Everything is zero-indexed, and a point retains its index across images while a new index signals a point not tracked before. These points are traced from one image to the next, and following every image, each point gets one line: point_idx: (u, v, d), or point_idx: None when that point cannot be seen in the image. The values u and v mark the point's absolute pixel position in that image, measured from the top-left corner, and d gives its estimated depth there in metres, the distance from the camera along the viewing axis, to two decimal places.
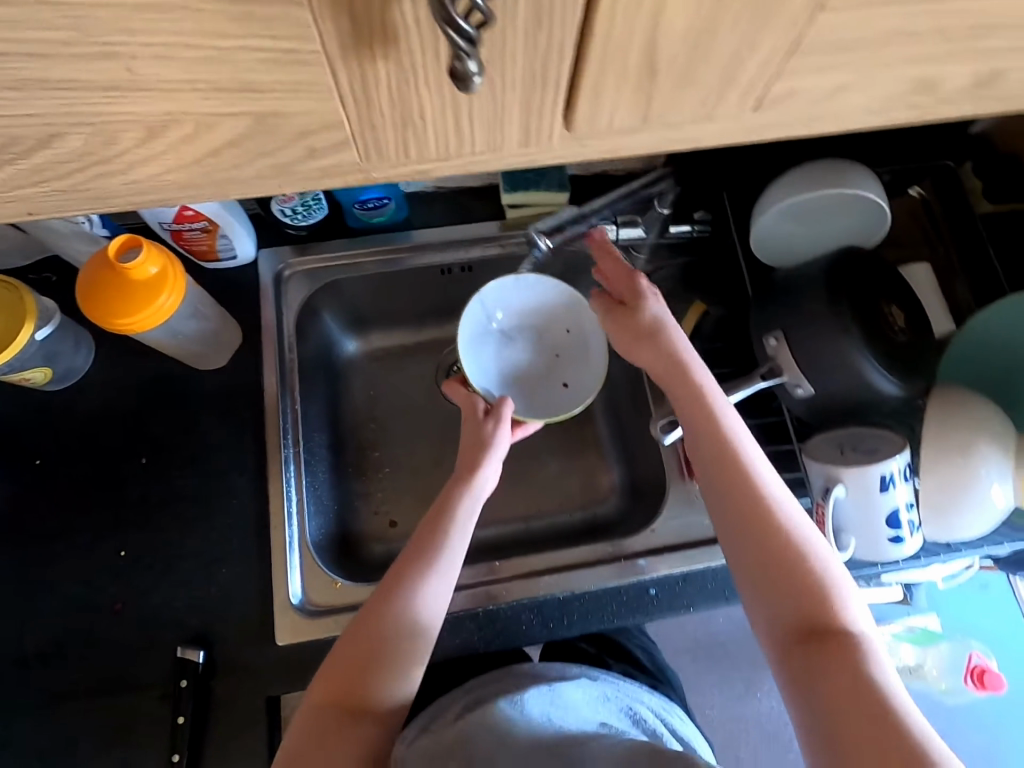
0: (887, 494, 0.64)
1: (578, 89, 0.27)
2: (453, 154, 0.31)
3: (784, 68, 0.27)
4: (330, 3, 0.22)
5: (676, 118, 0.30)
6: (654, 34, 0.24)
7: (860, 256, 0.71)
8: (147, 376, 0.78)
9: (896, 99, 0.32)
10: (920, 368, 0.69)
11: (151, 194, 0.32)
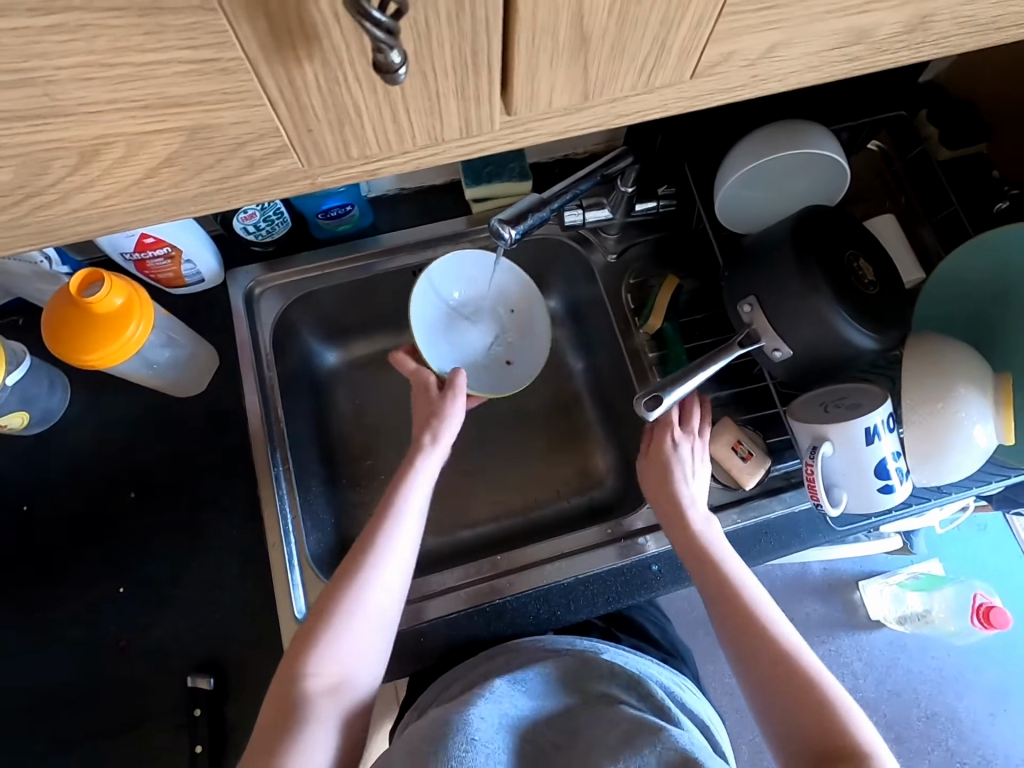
0: (874, 446, 0.65)
1: (512, 71, 0.27)
2: (397, 151, 0.31)
3: (716, 32, 0.28)
4: (245, 7, 0.22)
5: (616, 90, 0.30)
6: (578, 8, 0.24)
7: (825, 213, 0.72)
8: (126, 409, 0.77)
9: (833, 53, 0.32)
10: (893, 318, 0.69)
11: (94, 221, 0.31)
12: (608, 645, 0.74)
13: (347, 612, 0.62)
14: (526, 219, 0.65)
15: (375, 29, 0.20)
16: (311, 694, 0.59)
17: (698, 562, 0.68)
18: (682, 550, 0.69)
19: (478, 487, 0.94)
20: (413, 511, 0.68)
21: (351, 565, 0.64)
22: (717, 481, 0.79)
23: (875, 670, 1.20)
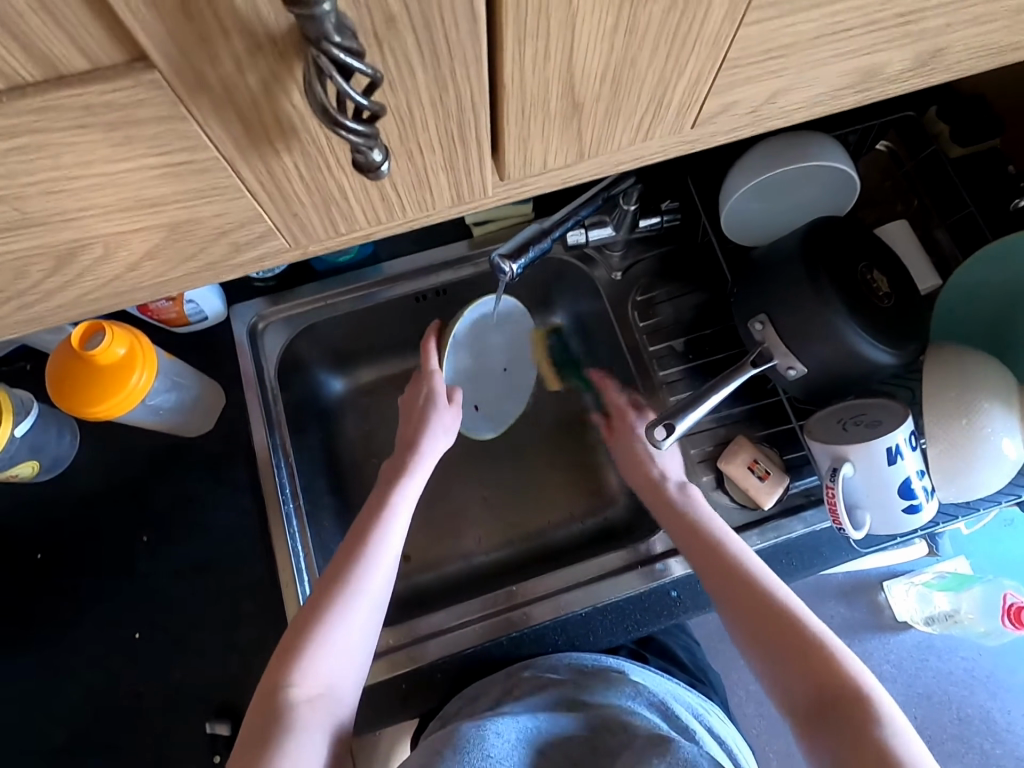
0: (895, 466, 0.63)
1: (503, 139, 0.27)
2: (385, 219, 0.33)
3: (716, 82, 0.27)
4: (216, 110, 0.24)
5: (608, 149, 0.30)
6: (562, 83, 0.24)
7: (836, 224, 0.69)
8: (135, 452, 0.77)
9: (843, 88, 0.31)
10: (911, 331, 0.67)
11: (82, 305, 0.33)
12: (633, 664, 0.75)
13: (331, 620, 0.61)
14: (527, 250, 0.63)
15: (355, 135, 0.21)
16: (294, 702, 0.58)
17: (691, 539, 0.71)
18: (704, 569, 0.68)
19: (491, 510, 0.93)
20: (400, 521, 0.68)
21: (335, 575, 0.64)
22: (732, 499, 0.77)
23: (903, 673, 1.18)
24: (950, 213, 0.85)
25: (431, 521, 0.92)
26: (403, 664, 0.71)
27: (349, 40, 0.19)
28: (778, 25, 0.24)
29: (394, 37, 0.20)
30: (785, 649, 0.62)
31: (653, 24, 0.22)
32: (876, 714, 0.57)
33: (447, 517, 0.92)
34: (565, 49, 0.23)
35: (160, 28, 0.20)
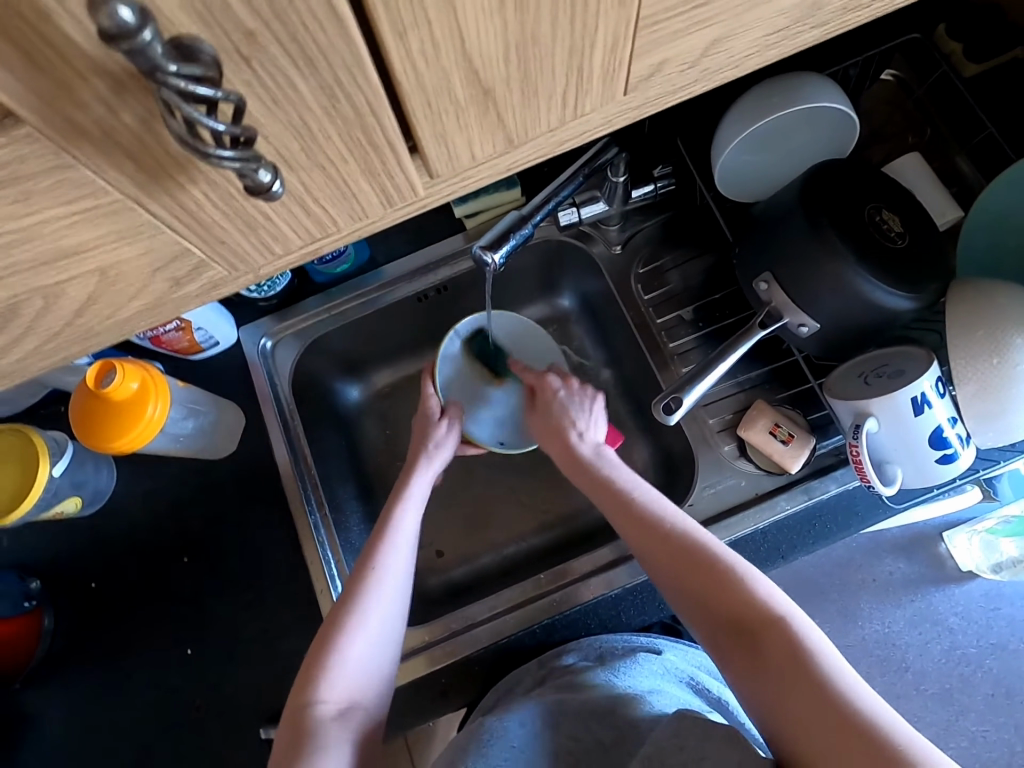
0: (924, 416, 0.60)
1: (421, 134, 0.30)
2: (322, 234, 0.35)
3: (638, 48, 0.29)
4: (109, 157, 0.25)
5: (534, 129, 0.32)
6: (462, 69, 0.27)
7: (838, 167, 0.65)
8: (168, 478, 0.80)
9: (787, 28, 0.31)
10: (929, 271, 0.63)
11: (52, 349, 0.35)
12: (665, 639, 0.74)
13: (350, 634, 0.63)
14: (508, 239, 0.62)
15: (234, 158, 0.23)
16: (324, 713, 0.59)
17: (613, 499, 0.68)
18: (624, 530, 0.66)
19: (518, 500, 0.93)
20: (409, 527, 0.70)
21: (352, 586, 0.66)
22: (757, 467, 0.74)
23: (973, 623, 1.13)
24: (970, 137, 0.79)
25: (461, 516, 0.93)
26: (440, 659, 0.72)
27: (211, 66, 0.22)
28: None
29: (271, 57, 0.23)
30: (706, 591, 0.59)
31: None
32: (799, 640, 0.53)
33: (476, 511, 0.93)
34: (451, 35, 0.25)
35: (18, 82, 0.21)
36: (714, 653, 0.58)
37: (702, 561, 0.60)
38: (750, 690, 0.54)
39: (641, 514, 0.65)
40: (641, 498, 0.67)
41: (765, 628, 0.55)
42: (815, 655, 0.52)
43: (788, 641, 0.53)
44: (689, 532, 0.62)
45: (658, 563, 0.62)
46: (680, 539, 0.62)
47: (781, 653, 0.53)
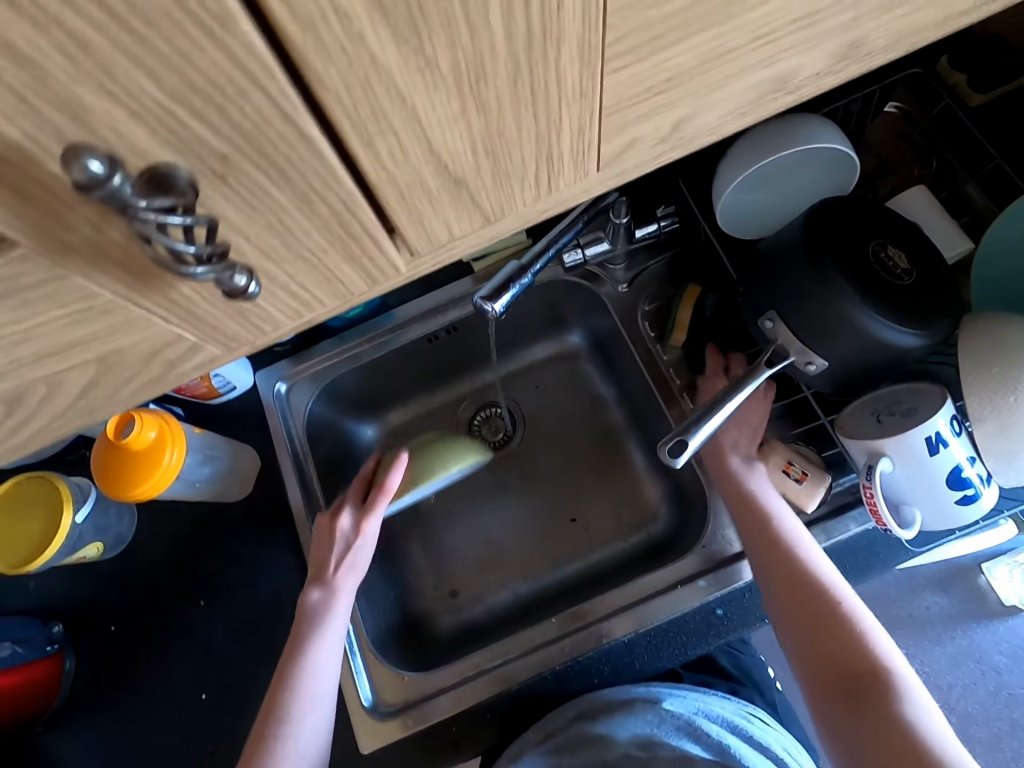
0: (939, 456, 0.58)
1: (396, 221, 0.31)
2: (309, 314, 0.36)
3: (607, 127, 0.30)
4: (99, 264, 0.27)
5: (508, 208, 0.34)
6: (431, 163, 0.28)
7: (839, 204, 0.65)
8: (185, 522, 0.82)
9: (757, 102, 0.33)
10: (939, 306, 0.62)
11: (59, 425, 0.36)
12: (667, 688, 0.74)
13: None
14: (509, 288, 0.62)
15: (209, 272, 0.26)
16: None
17: (741, 510, 0.69)
18: (757, 559, 0.66)
19: (532, 539, 0.92)
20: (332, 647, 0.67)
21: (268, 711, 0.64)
22: None
23: (1019, 663, 1.07)
24: (979, 167, 0.79)
25: (475, 556, 0.92)
26: (452, 707, 0.71)
27: (186, 188, 0.24)
28: (643, 70, 0.28)
29: (248, 172, 0.25)
30: (832, 642, 0.60)
31: (500, 101, 0.26)
32: (898, 689, 0.57)
33: (490, 550, 0.93)
34: (417, 139, 0.27)
35: (12, 206, 0.23)
36: (812, 699, 0.61)
37: (835, 616, 0.61)
38: (845, 739, 0.57)
39: (780, 548, 0.65)
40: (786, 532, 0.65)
41: (869, 672, 0.58)
42: (910, 711, 0.56)
43: (890, 691, 0.57)
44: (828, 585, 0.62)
45: (775, 589, 0.64)
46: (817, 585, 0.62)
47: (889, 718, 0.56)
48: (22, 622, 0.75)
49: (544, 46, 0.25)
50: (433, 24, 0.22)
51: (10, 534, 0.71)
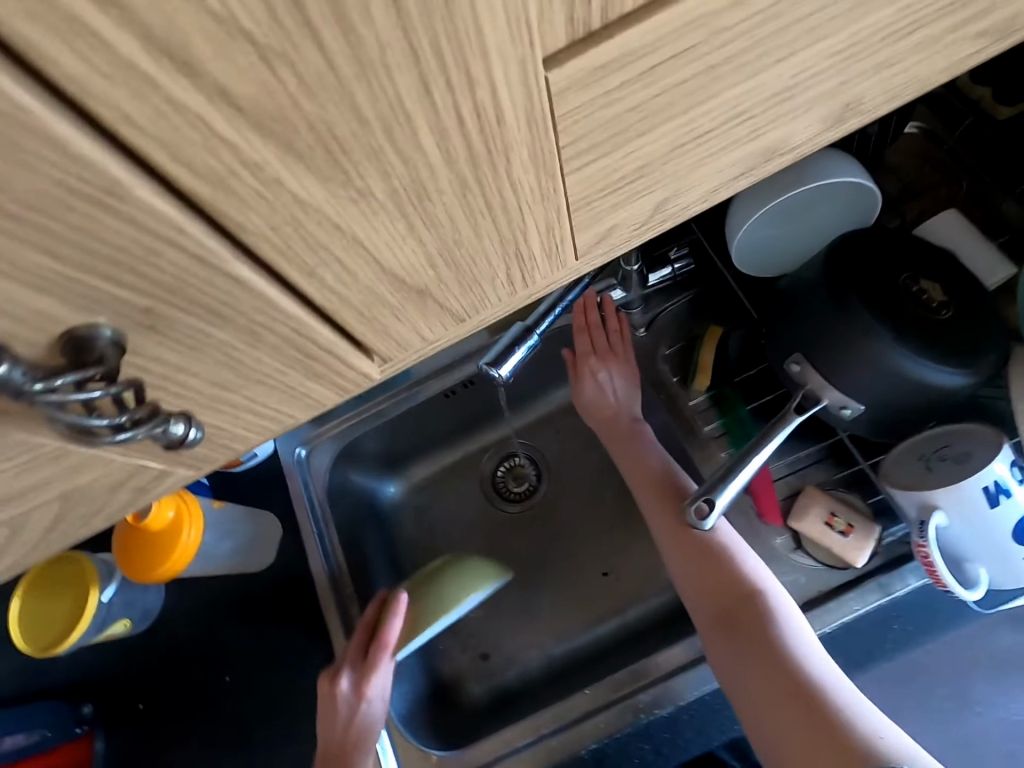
0: (1001, 506, 0.52)
1: (359, 334, 0.31)
2: (280, 430, 0.36)
3: (579, 219, 0.30)
4: (43, 427, 0.27)
5: (475, 306, 0.33)
6: (388, 279, 0.29)
7: (862, 238, 0.62)
8: (210, 594, 0.82)
9: (748, 167, 0.32)
10: (982, 340, 0.57)
11: (54, 542, 0.36)
12: None
13: None
14: (513, 351, 0.60)
15: (138, 430, 0.26)
16: None
17: (662, 509, 0.69)
18: (675, 555, 0.66)
19: (562, 595, 0.88)
20: None
21: None
22: (817, 561, 0.67)
23: None
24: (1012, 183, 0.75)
25: (504, 615, 0.89)
26: None
27: (108, 349, 0.25)
28: (611, 165, 0.28)
29: (176, 316, 0.26)
30: (751, 630, 0.59)
31: (451, 213, 0.27)
32: (814, 672, 0.56)
33: (519, 610, 0.89)
34: (363, 259, 0.27)
35: None
36: (732, 691, 0.59)
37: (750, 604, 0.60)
38: (768, 731, 0.55)
39: (699, 542, 0.65)
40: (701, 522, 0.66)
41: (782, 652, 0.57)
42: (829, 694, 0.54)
43: (804, 671, 0.56)
44: (743, 574, 0.62)
45: (694, 583, 0.64)
46: (734, 574, 0.62)
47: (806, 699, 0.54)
48: (51, 706, 0.75)
49: (492, 160, 0.25)
50: (359, 160, 0.23)
51: (43, 621, 0.71)
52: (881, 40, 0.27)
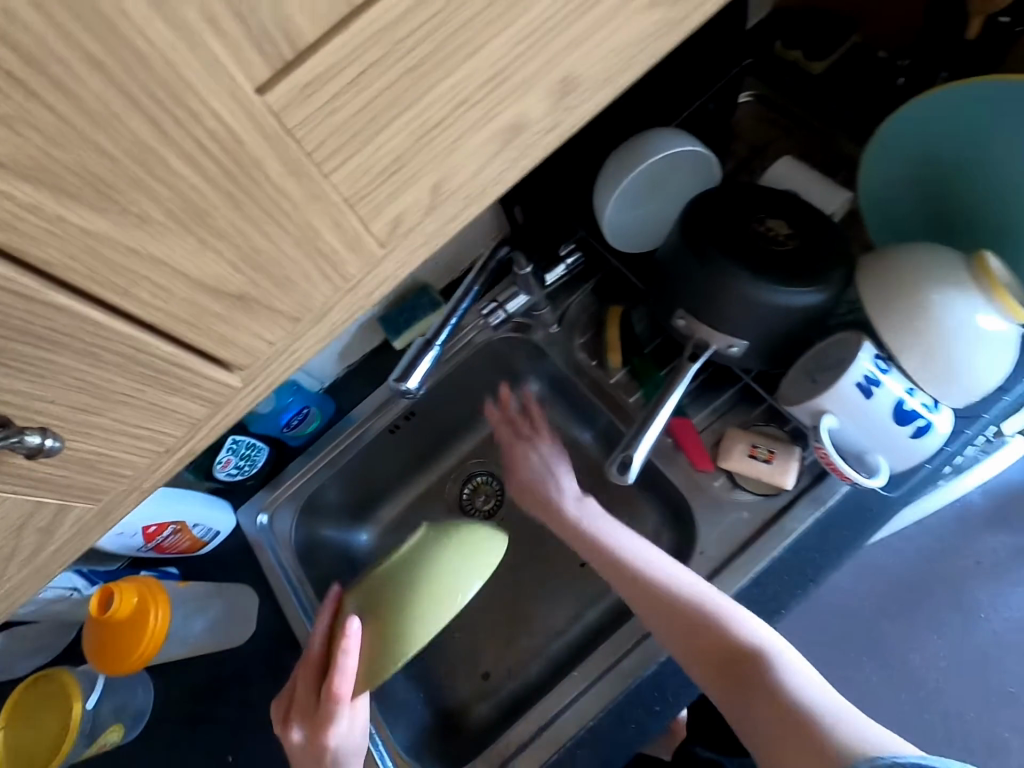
0: (876, 397, 0.57)
1: (205, 343, 0.30)
2: (169, 449, 0.34)
3: (389, 190, 0.30)
4: None
5: (309, 306, 0.32)
6: (198, 285, 0.28)
7: (712, 196, 0.68)
8: (199, 680, 0.81)
9: (524, 145, 0.33)
10: (829, 259, 0.63)
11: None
12: None
13: None
14: (418, 367, 0.63)
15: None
16: None
17: (617, 574, 0.69)
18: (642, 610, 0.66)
19: (547, 596, 0.90)
20: None
21: None
22: (754, 494, 0.71)
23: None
24: (840, 125, 0.84)
25: (497, 629, 0.90)
26: None
27: None
28: (386, 138, 0.28)
29: (9, 349, 0.25)
30: (732, 662, 0.61)
31: (236, 222, 0.27)
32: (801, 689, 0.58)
33: (510, 620, 0.90)
34: (168, 274, 0.27)
35: None
36: (734, 721, 0.61)
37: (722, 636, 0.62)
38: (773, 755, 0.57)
39: (660, 592, 0.66)
40: (656, 574, 0.67)
41: (765, 676, 0.60)
42: (818, 706, 0.57)
43: (789, 690, 0.58)
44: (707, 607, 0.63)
45: (670, 634, 0.64)
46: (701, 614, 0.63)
47: (799, 716, 0.56)
48: None
49: (246, 167, 0.25)
50: (123, 186, 0.24)
51: (30, 749, 0.70)
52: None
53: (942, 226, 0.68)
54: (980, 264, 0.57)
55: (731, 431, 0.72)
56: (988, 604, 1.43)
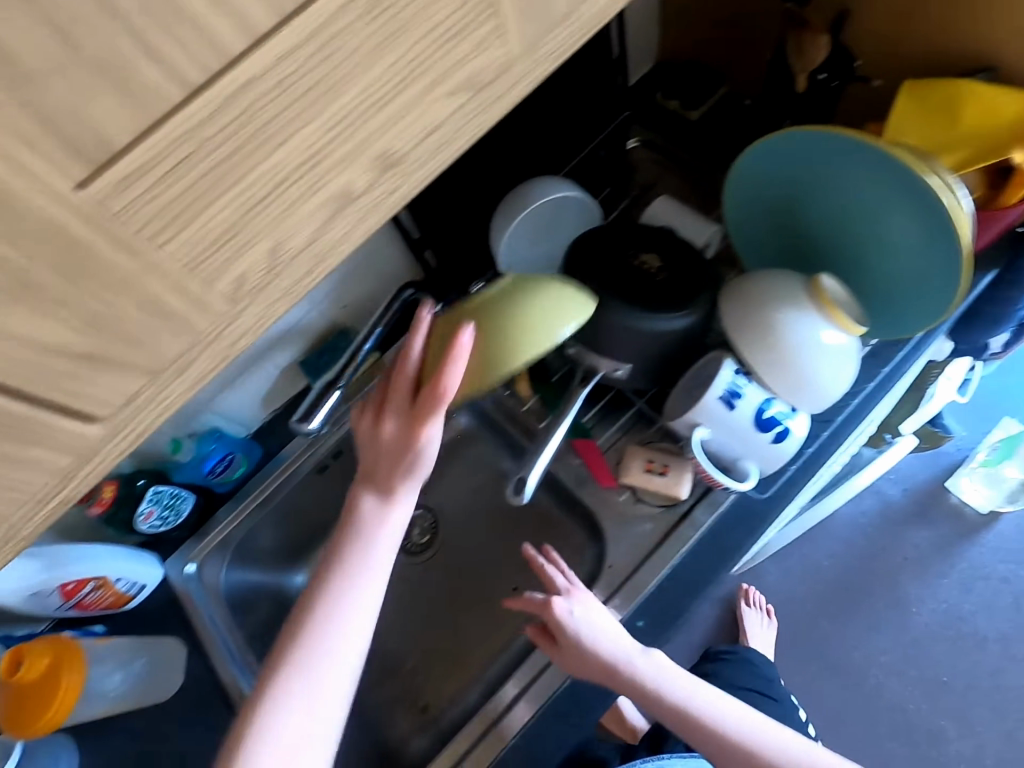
0: (738, 408, 0.63)
1: (58, 399, 0.33)
2: (38, 502, 0.36)
3: (226, 255, 0.34)
4: None
5: (163, 360, 0.36)
6: (42, 348, 0.30)
7: (591, 234, 0.76)
8: (126, 741, 0.80)
9: (355, 209, 0.38)
10: (695, 287, 0.70)
11: None
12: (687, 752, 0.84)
13: None
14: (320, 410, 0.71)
15: None
16: None
17: (654, 707, 0.66)
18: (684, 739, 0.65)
19: (482, 623, 0.92)
20: (347, 648, 0.56)
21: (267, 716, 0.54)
22: (655, 506, 0.76)
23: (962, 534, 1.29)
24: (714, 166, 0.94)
25: (437, 658, 0.92)
26: None
27: None
28: (213, 212, 0.32)
29: None
30: None
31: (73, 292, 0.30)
32: None
33: (449, 648, 0.92)
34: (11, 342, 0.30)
35: None
36: None
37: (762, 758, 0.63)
38: None
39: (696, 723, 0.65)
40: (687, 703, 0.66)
41: None
42: None
43: None
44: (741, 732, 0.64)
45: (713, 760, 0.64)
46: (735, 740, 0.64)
47: None
48: None
49: (75, 247, 0.29)
50: None
51: None
52: (401, 87, 0.35)
53: (796, 255, 0.73)
54: (815, 285, 0.64)
55: (629, 449, 0.77)
56: (918, 597, 1.51)
